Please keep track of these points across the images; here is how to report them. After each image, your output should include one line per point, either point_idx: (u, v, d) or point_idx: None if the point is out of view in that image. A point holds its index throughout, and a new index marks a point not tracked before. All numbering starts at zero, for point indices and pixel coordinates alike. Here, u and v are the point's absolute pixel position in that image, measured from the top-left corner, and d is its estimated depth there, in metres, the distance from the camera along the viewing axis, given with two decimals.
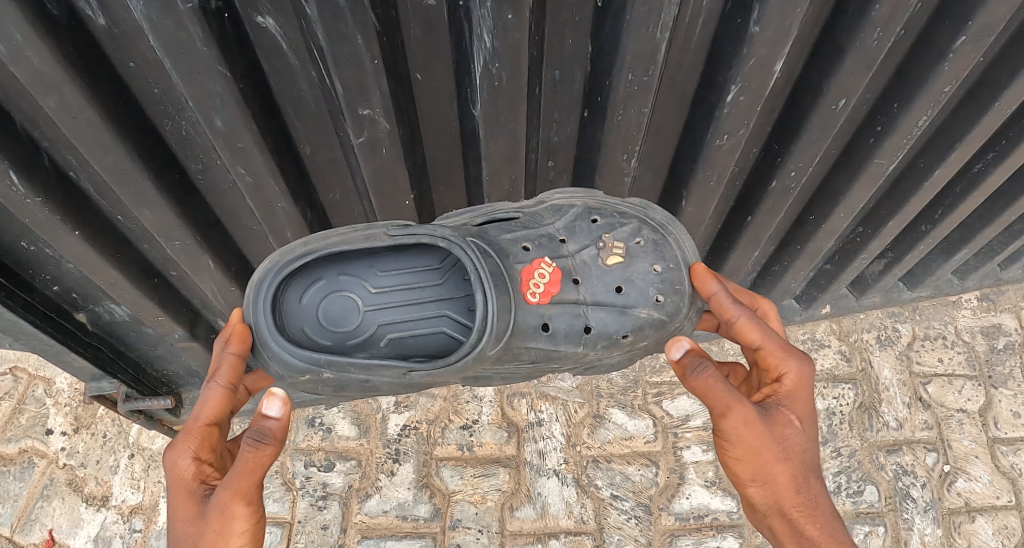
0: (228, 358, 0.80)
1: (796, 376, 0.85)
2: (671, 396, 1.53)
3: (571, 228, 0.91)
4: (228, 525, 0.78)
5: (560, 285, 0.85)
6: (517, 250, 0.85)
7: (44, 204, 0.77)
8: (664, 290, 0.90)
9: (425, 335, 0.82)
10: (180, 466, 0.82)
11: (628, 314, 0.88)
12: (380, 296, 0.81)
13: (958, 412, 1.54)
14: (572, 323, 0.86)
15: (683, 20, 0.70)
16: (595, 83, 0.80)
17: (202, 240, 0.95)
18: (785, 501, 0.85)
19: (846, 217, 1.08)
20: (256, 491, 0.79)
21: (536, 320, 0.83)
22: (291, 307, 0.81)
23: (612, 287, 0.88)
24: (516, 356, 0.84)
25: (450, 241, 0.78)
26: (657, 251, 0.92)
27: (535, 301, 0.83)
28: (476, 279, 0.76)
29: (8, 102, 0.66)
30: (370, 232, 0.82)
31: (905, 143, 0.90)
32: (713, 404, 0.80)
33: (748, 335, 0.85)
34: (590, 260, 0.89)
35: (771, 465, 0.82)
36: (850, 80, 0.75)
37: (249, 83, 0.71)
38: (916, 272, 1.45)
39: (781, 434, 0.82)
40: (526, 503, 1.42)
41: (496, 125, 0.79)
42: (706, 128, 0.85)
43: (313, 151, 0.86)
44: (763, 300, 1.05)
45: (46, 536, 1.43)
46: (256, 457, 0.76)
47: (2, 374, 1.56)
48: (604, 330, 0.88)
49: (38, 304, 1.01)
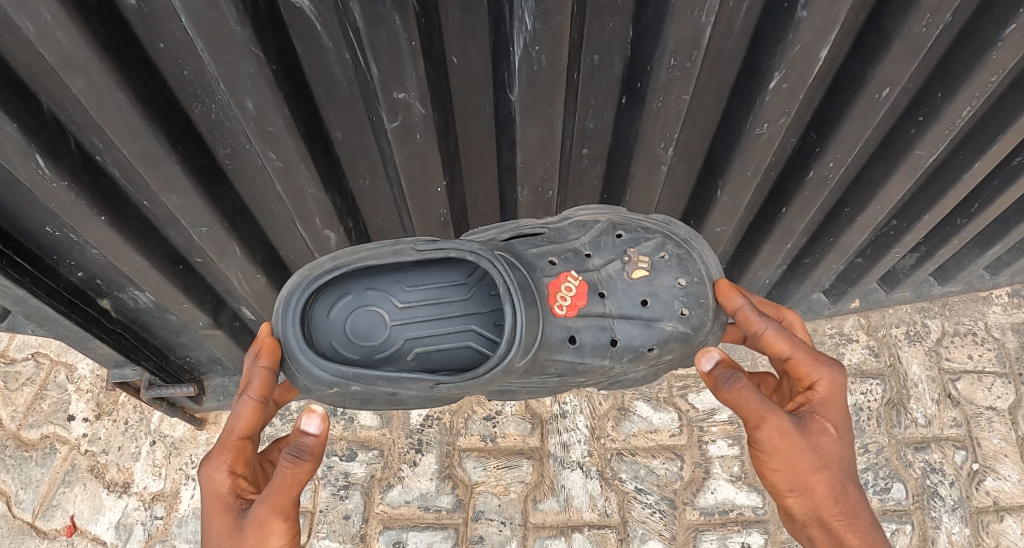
0: (258, 372, 0.81)
1: (829, 383, 0.82)
2: (696, 390, 1.51)
3: (595, 243, 0.90)
4: (265, 540, 0.77)
5: (586, 298, 0.84)
6: (543, 264, 0.84)
7: (70, 188, 0.75)
8: (689, 303, 0.88)
9: (451, 350, 0.81)
10: (215, 480, 0.81)
11: (654, 327, 0.86)
12: (408, 311, 0.81)
13: (988, 410, 1.51)
14: (598, 336, 0.84)
15: (729, 5, 0.66)
16: (635, 68, 0.76)
17: (229, 226, 0.93)
18: (824, 511, 0.82)
19: (882, 209, 1.05)
20: (292, 506, 0.78)
21: (564, 333, 0.81)
22: (318, 322, 0.80)
23: (638, 300, 0.86)
24: (543, 369, 0.82)
25: (478, 254, 0.77)
26: (681, 266, 0.90)
27: (562, 313, 0.82)
28: (504, 292, 0.75)
29: (36, 83, 0.65)
30: (399, 247, 0.82)
31: (948, 134, 0.87)
32: (747, 415, 0.78)
33: (777, 346, 0.83)
34: (615, 274, 0.87)
35: (809, 475, 0.80)
36: (897, 68, 0.72)
37: (281, 65, 0.68)
38: (948, 267, 1.42)
39: (817, 442, 0.80)
40: (549, 495, 1.41)
41: (532, 112, 0.76)
42: (746, 116, 0.81)
43: (343, 137, 0.83)
44: (787, 310, 1.03)
45: (68, 522, 1.43)
46: (295, 473, 0.75)
47: (25, 360, 1.56)
48: (630, 342, 0.85)
49: (62, 289, 1.00)
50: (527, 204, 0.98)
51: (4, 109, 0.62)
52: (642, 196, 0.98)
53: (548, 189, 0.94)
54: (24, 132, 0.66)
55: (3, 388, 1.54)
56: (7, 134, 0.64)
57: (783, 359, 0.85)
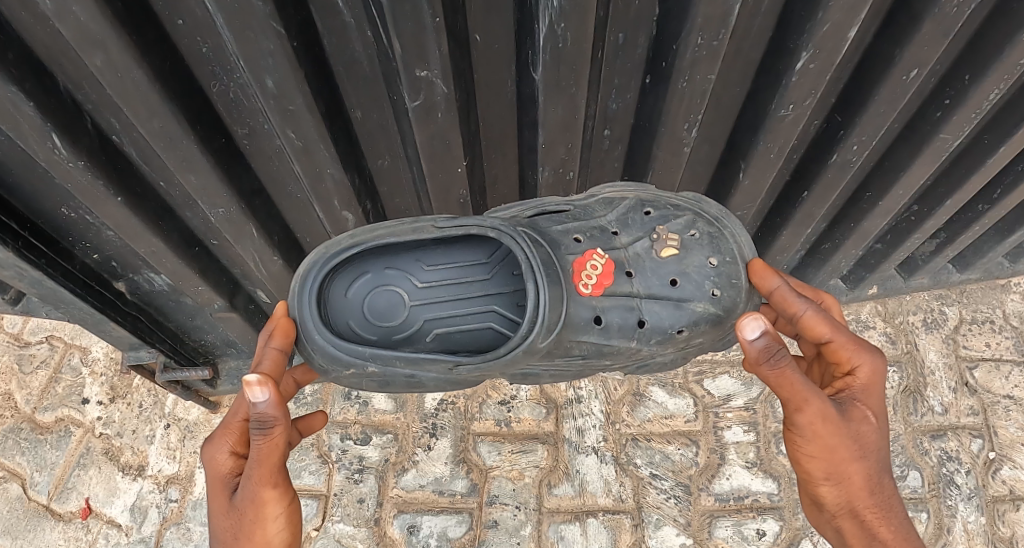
0: (271, 352, 0.80)
1: (870, 369, 0.83)
2: (712, 376, 1.51)
3: (623, 220, 0.88)
4: (263, 510, 0.81)
5: (612, 277, 0.83)
6: (568, 241, 0.83)
7: (86, 168, 0.74)
8: (721, 284, 0.86)
9: (473, 331, 0.81)
10: (218, 460, 0.84)
11: (683, 308, 0.85)
12: (428, 291, 0.80)
13: (1005, 398, 1.50)
14: (625, 317, 0.83)
15: None
16: (660, 47, 0.74)
17: (247, 208, 0.91)
18: (859, 503, 0.83)
19: (905, 194, 1.03)
20: (281, 476, 0.81)
21: (589, 313, 0.81)
22: (336, 302, 0.79)
23: (667, 279, 0.84)
24: (567, 350, 0.82)
25: (500, 231, 0.76)
26: (712, 244, 0.88)
27: (588, 292, 0.81)
28: (527, 270, 0.74)
29: (53, 60, 0.64)
30: (418, 224, 0.81)
31: (975, 118, 0.85)
32: (789, 396, 0.74)
33: (817, 329, 0.82)
34: (644, 253, 0.85)
35: (847, 463, 0.80)
36: (926, 49, 0.70)
37: (303, 42, 0.66)
38: (967, 254, 1.40)
39: (859, 430, 0.80)
40: (564, 480, 1.41)
41: (556, 91, 0.73)
42: (770, 97, 0.79)
43: (363, 116, 0.80)
44: (826, 293, 1.02)
45: (82, 504, 1.44)
46: (269, 444, 0.75)
47: (39, 342, 1.57)
48: (659, 324, 0.84)
49: (78, 272, 0.99)
50: (548, 185, 0.94)
51: (20, 86, 0.61)
52: (664, 178, 0.94)
53: (569, 170, 0.90)
54: (40, 111, 0.65)
55: (17, 370, 1.55)
56: (24, 113, 0.63)
57: (821, 343, 0.84)
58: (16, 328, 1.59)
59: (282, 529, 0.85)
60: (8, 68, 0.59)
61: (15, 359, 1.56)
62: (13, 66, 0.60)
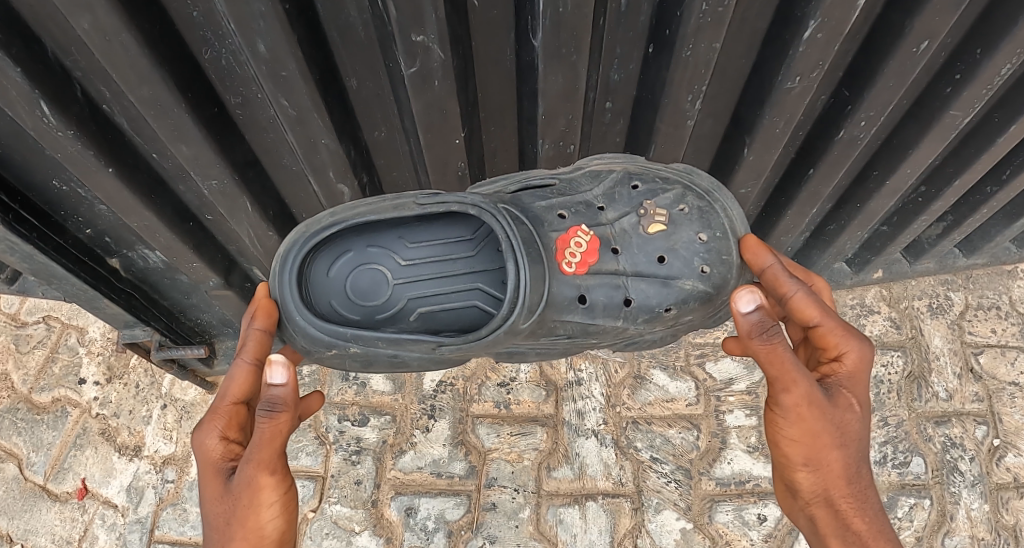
0: (253, 333, 0.78)
1: (856, 356, 0.81)
2: (714, 359, 1.49)
3: (610, 195, 0.85)
4: (257, 497, 0.79)
5: (597, 255, 0.80)
6: (552, 218, 0.80)
7: (77, 138, 0.72)
8: (710, 260, 0.83)
9: (456, 310, 0.79)
10: (208, 445, 0.83)
11: (671, 286, 0.82)
12: (411, 269, 0.78)
13: (1010, 385, 1.48)
14: (611, 296, 0.81)
15: None
16: (664, 13, 0.69)
17: (240, 181, 0.87)
18: (835, 492, 0.82)
19: (913, 173, 1.01)
20: (279, 461, 0.78)
21: (573, 292, 0.79)
22: (317, 281, 0.77)
23: (654, 256, 0.82)
24: (551, 329, 0.81)
25: (481, 208, 0.74)
26: (702, 219, 0.85)
27: (571, 271, 0.78)
28: (507, 248, 0.72)
29: (38, 22, 0.62)
30: (399, 202, 0.79)
31: (984, 93, 0.82)
32: (777, 374, 0.72)
33: (807, 312, 0.78)
34: (630, 229, 0.83)
35: (828, 449, 0.78)
36: (938, 19, 0.67)
37: (295, 5, 0.61)
38: (974, 238, 1.37)
39: (842, 417, 0.78)
40: (563, 463, 1.40)
41: (557, 59, 0.68)
42: (776, 69, 0.75)
43: (359, 84, 0.75)
44: (816, 276, 1.00)
45: (79, 484, 1.43)
46: (272, 427, 0.73)
47: (36, 323, 1.56)
48: (645, 302, 0.82)
49: (70, 247, 0.96)
50: (547, 158, 0.89)
51: (6, 51, 0.59)
52: (666, 154, 0.89)
53: (570, 143, 0.85)
54: (27, 77, 0.63)
55: (15, 350, 1.54)
56: (11, 79, 0.61)
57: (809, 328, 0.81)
58: (14, 308, 1.58)
59: (276, 517, 0.82)
60: None
61: (11, 339, 1.55)
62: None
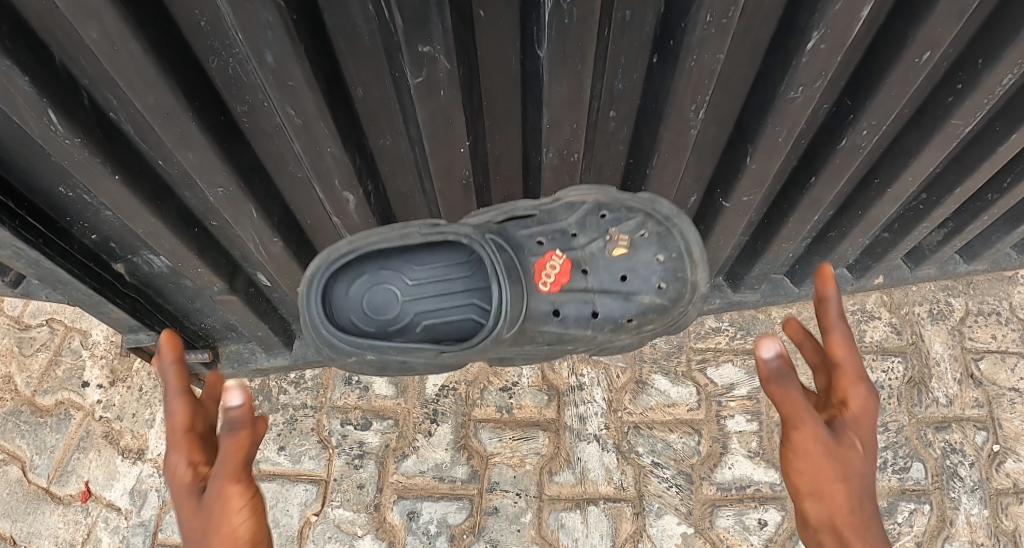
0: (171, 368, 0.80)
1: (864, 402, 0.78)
2: (715, 365, 1.50)
3: (583, 220, 0.89)
4: (229, 510, 0.74)
5: (569, 275, 0.87)
6: (531, 244, 0.86)
7: (83, 145, 0.72)
8: (667, 278, 0.91)
9: (458, 323, 0.81)
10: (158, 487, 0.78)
11: (632, 300, 0.89)
12: (419, 288, 0.79)
13: (1010, 391, 1.49)
14: (580, 310, 0.88)
15: None
16: (670, 23, 0.69)
17: (246, 187, 0.87)
18: (839, 518, 0.73)
19: (914, 180, 1.01)
20: (246, 470, 0.77)
21: (547, 307, 0.86)
22: (337, 298, 0.80)
23: (618, 275, 0.89)
24: (531, 338, 0.88)
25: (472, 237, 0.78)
26: (660, 242, 0.91)
27: (546, 289, 0.86)
28: (491, 272, 0.78)
29: (45, 31, 0.62)
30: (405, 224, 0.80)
31: (986, 103, 0.83)
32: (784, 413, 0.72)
33: None
34: (599, 252, 0.89)
35: (829, 481, 0.73)
36: (940, 30, 0.68)
37: (302, 16, 0.61)
38: (976, 244, 1.38)
39: (844, 455, 0.75)
40: (565, 468, 1.40)
41: (562, 69, 0.68)
42: (779, 78, 0.76)
43: (364, 93, 0.76)
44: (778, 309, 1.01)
45: (82, 487, 1.44)
46: (235, 439, 0.74)
47: (39, 325, 1.57)
48: (610, 315, 0.89)
49: (76, 252, 0.96)
50: (552, 167, 0.88)
51: (14, 60, 0.59)
52: (670, 163, 0.90)
53: (575, 152, 0.85)
54: (34, 84, 0.63)
55: (18, 352, 1.55)
56: (18, 87, 0.62)
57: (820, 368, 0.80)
58: (17, 311, 1.58)
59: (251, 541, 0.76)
60: (2, 42, 0.57)
61: (15, 341, 1.56)
62: (6, 37, 0.58)
